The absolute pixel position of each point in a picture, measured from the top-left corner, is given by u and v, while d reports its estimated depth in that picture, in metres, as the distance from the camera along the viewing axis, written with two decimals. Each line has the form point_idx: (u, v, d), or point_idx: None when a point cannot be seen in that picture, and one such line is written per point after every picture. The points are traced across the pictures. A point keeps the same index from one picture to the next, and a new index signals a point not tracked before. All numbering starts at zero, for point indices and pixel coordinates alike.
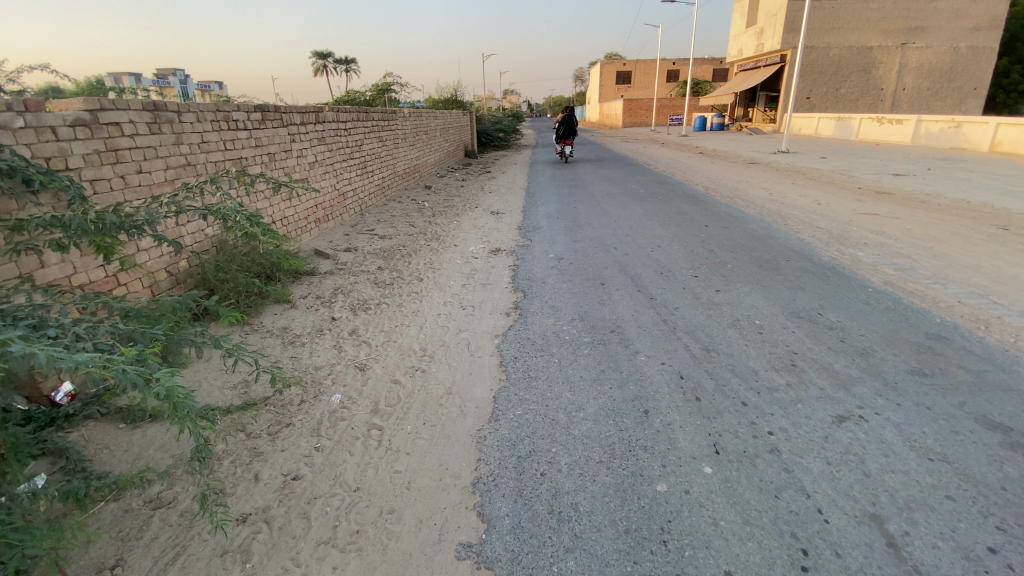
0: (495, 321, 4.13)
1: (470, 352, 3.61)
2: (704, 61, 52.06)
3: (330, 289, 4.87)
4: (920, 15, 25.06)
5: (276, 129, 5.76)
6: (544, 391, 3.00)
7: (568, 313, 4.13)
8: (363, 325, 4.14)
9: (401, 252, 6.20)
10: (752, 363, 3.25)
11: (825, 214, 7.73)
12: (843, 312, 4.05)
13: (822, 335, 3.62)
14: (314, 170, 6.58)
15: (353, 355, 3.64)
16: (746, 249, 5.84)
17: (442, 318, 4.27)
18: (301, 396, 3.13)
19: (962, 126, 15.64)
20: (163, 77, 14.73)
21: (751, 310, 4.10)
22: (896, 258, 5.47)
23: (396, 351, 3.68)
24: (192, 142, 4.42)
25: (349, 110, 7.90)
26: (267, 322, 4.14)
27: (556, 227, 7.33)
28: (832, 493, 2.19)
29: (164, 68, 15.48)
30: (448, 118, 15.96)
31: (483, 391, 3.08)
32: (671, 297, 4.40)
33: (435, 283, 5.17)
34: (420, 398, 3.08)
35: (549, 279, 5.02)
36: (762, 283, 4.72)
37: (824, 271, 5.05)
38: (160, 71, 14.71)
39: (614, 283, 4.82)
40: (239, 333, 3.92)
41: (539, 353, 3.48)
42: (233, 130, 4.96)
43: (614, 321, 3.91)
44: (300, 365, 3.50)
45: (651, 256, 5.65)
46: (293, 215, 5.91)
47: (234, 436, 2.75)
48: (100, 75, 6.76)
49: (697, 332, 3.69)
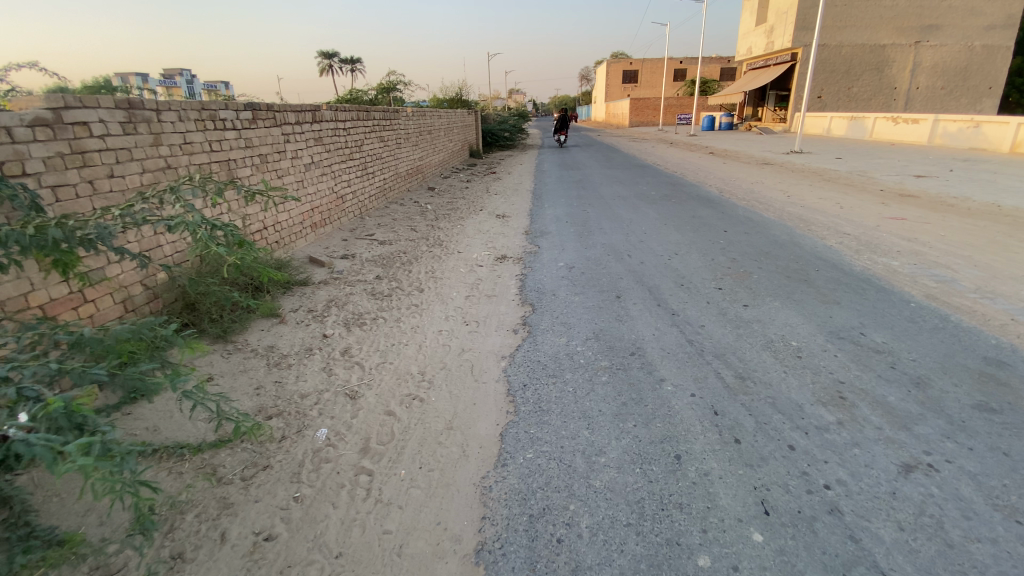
0: (501, 340, 3.76)
1: (473, 377, 3.23)
2: (711, 60, 51.50)
3: (323, 301, 4.51)
4: (935, 13, 24.46)
5: (268, 128, 5.40)
6: (558, 428, 2.62)
7: (582, 331, 3.75)
8: (356, 343, 3.77)
9: (401, 259, 5.84)
10: (794, 396, 2.86)
11: (850, 219, 7.30)
12: (887, 332, 3.65)
13: (869, 361, 3.23)
14: (309, 172, 6.23)
15: (344, 379, 3.28)
16: (771, 258, 5.44)
17: (444, 336, 3.89)
18: (282, 431, 2.77)
19: (982, 125, 15.11)
20: (168, 75, 14.41)
21: (785, 329, 3.70)
22: (935, 269, 5.04)
23: (392, 375, 3.31)
24: (174, 144, 4.04)
25: (348, 109, 7.53)
26: (252, 341, 3.78)
27: (565, 232, 6.94)
28: (911, 570, 1.80)
29: (172, 69, 15.37)
30: (452, 117, 15.61)
31: (488, 427, 2.70)
32: (695, 313, 4.01)
33: (437, 294, 4.80)
34: (416, 435, 2.70)
35: (559, 291, 4.65)
36: (793, 296, 4.31)
37: (859, 284, 4.64)
38: (167, 73, 14.58)
39: (631, 296, 4.43)
40: (221, 354, 3.56)
41: (551, 380, 3.09)
42: (219, 130, 4.58)
43: (634, 342, 3.52)
44: (284, 393, 3.14)
45: (668, 265, 5.26)
46: (286, 221, 5.56)
47: (202, 482, 2.40)
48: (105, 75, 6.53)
49: (727, 356, 3.30)
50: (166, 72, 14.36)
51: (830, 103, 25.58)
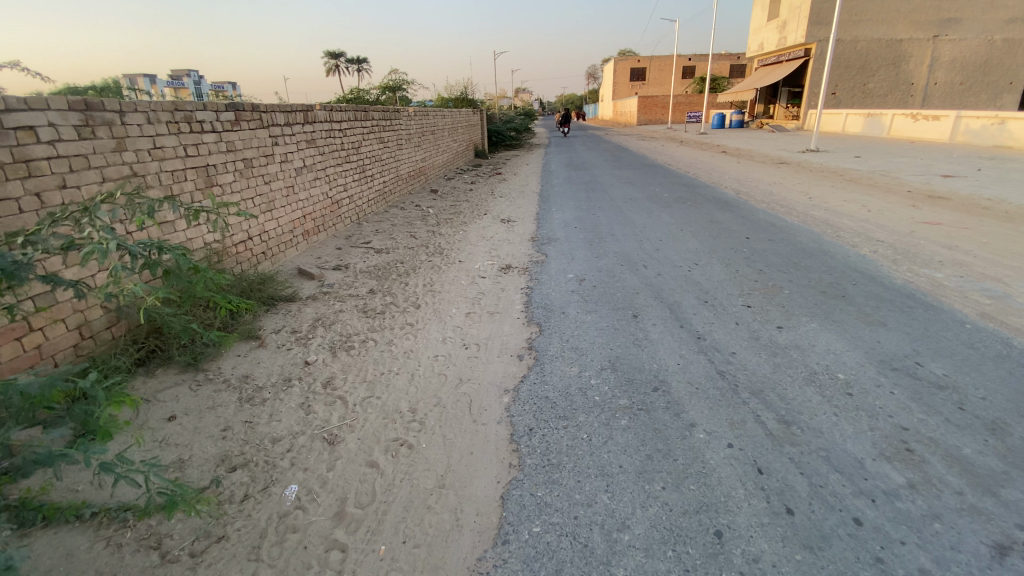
0: (504, 369, 3.32)
1: (471, 417, 2.81)
2: (721, 57, 50.71)
3: (310, 321, 4.10)
4: (954, 6, 23.70)
5: (253, 130, 5.01)
6: (571, 490, 2.19)
7: (596, 359, 3.30)
8: (341, 373, 3.35)
9: (398, 270, 5.43)
10: (852, 448, 2.40)
11: (880, 224, 6.83)
12: (946, 362, 3.18)
13: (933, 401, 2.77)
14: (301, 176, 5.83)
15: (324, 419, 2.86)
16: (801, 269, 4.98)
17: (440, 362, 3.46)
18: (245, 490, 2.35)
19: (1007, 122, 14.46)
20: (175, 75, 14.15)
21: (828, 357, 3.24)
22: (984, 282, 4.56)
23: (378, 414, 2.88)
24: (142, 148, 3.62)
25: (344, 109, 7.11)
26: (225, 370, 3.38)
27: (575, 239, 6.49)
28: None
29: (179, 70, 15.25)
30: (457, 117, 15.16)
31: (488, 485, 2.28)
32: (723, 337, 3.55)
33: (434, 311, 4.37)
34: (402, 496, 2.28)
35: (569, 308, 4.21)
36: (831, 316, 3.86)
37: (903, 301, 4.18)
38: (175, 73, 14.39)
39: (649, 315, 3.99)
40: (188, 387, 3.16)
41: (561, 423, 2.65)
42: (197, 133, 4.18)
43: (655, 373, 3.08)
44: (253, 436, 2.73)
45: (689, 278, 4.81)
46: (273, 230, 5.19)
47: (143, 561, 1.99)
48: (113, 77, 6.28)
49: (766, 392, 2.85)
50: (173, 73, 14.27)
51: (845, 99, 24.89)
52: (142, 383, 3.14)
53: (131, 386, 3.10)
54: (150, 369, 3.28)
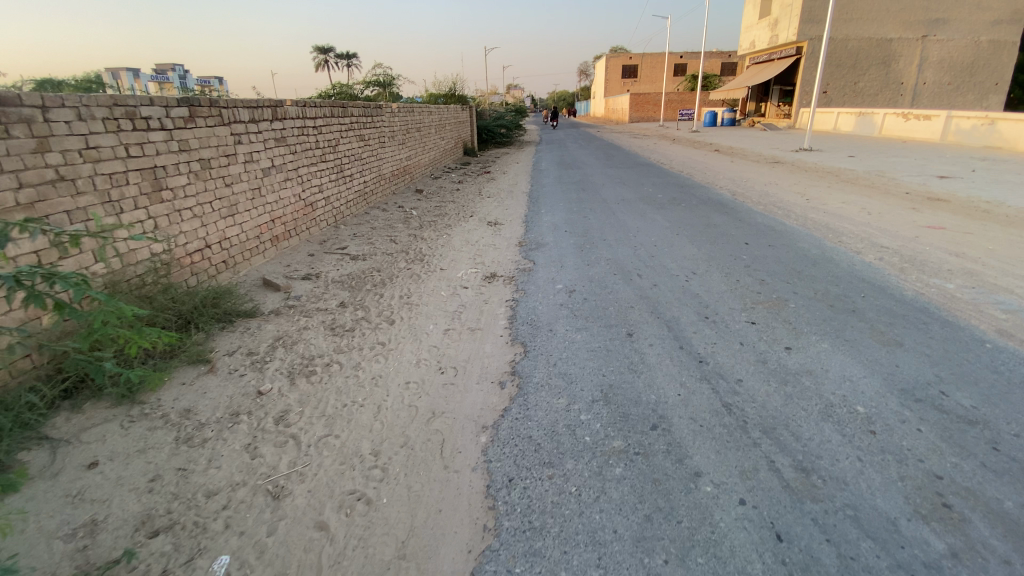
0: (483, 399, 2.94)
1: (442, 462, 2.43)
2: (713, 55, 50.57)
3: (269, 341, 3.69)
4: (944, 5, 23.54)
5: (212, 127, 4.58)
6: (553, 566, 1.83)
7: (587, 389, 2.93)
8: (297, 406, 2.94)
9: (373, 280, 5.02)
10: (881, 505, 2.05)
11: (881, 228, 6.53)
12: (973, 389, 2.82)
13: (965, 439, 2.41)
14: (268, 176, 5.40)
15: (269, 466, 2.48)
16: (807, 279, 4.66)
17: (410, 390, 3.07)
18: (165, 564, 1.99)
19: (997, 122, 14.30)
20: (160, 71, 13.64)
21: (845, 386, 2.89)
22: (998, 294, 4.24)
23: (333, 459, 2.50)
24: (70, 148, 3.23)
25: (320, 104, 6.67)
26: (165, 402, 2.98)
27: (565, 245, 6.11)
28: None
29: (165, 65, 14.87)
30: (445, 113, 14.75)
31: (456, 555, 1.92)
32: (727, 361, 3.20)
33: (409, 327, 3.97)
34: (352, 571, 1.90)
35: (557, 325, 3.85)
36: (843, 335, 3.52)
37: (916, 316, 3.84)
38: (159, 68, 13.95)
39: (645, 334, 3.64)
40: (119, 424, 2.77)
41: (545, 472, 2.29)
42: (140, 131, 3.78)
43: (653, 407, 2.73)
44: (185, 490, 2.36)
45: (687, 289, 4.47)
46: (235, 236, 4.79)
47: None
48: (99, 72, 5.89)
49: (778, 431, 2.51)
50: (160, 69, 13.90)
51: (836, 97, 24.73)
52: (65, 420, 2.74)
53: (52, 425, 2.71)
54: (76, 402, 2.89)
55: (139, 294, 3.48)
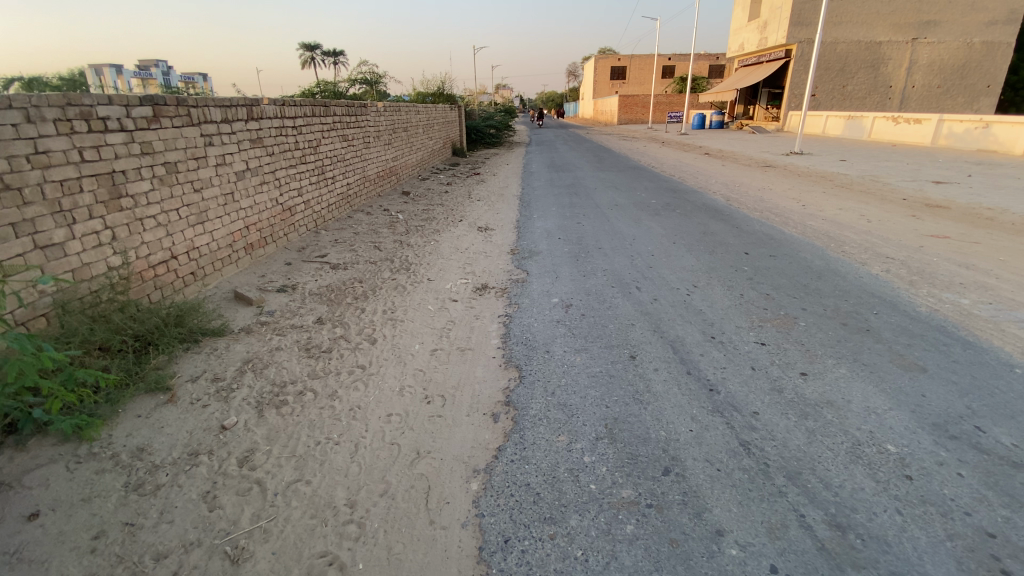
0: (474, 436, 2.64)
1: (427, 517, 2.13)
2: (702, 57, 50.74)
3: (237, 364, 3.35)
4: (933, 8, 23.67)
5: (180, 128, 4.23)
6: None
7: (589, 425, 2.64)
8: (264, 444, 2.62)
9: (354, 292, 4.70)
10: (933, 572, 1.80)
11: (884, 236, 6.36)
12: (1011, 424, 2.58)
13: (1013, 487, 2.16)
14: (242, 180, 5.05)
15: (229, 521, 2.16)
16: (815, 294, 4.43)
17: (392, 424, 2.76)
18: None
19: (990, 126, 14.32)
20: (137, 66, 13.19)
21: (871, 420, 2.64)
22: (1016, 310, 4.05)
23: (303, 512, 2.19)
24: (17, 154, 2.89)
25: (300, 103, 6.31)
26: (118, 438, 2.62)
27: (559, 253, 5.83)
28: None
29: (145, 60, 14.40)
30: (433, 113, 14.42)
31: None
32: (740, 389, 2.94)
33: (393, 347, 3.66)
34: None
35: (554, 345, 3.57)
36: (861, 359, 3.28)
37: (935, 336, 3.62)
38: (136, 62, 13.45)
39: (649, 356, 3.36)
40: (64, 465, 2.41)
41: (546, 532, 2.00)
42: (97, 133, 3.42)
43: (664, 447, 2.45)
44: (131, 551, 2.03)
45: (691, 304, 4.21)
46: (204, 246, 4.44)
47: None
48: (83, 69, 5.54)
49: (805, 476, 2.24)
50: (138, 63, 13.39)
51: (825, 101, 24.83)
52: (5, 461, 2.37)
53: None
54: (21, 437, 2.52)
55: (93, 314, 3.14)
